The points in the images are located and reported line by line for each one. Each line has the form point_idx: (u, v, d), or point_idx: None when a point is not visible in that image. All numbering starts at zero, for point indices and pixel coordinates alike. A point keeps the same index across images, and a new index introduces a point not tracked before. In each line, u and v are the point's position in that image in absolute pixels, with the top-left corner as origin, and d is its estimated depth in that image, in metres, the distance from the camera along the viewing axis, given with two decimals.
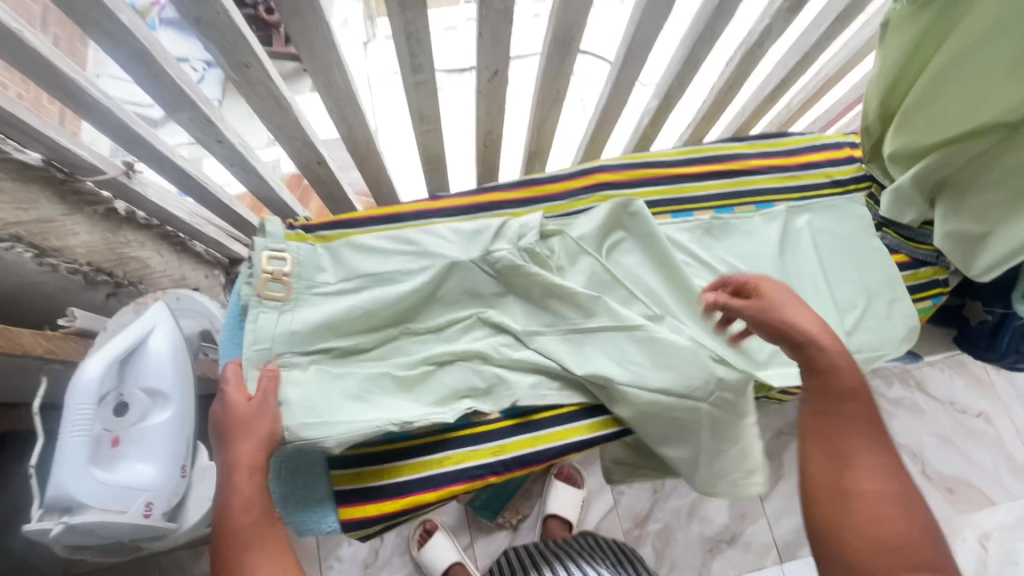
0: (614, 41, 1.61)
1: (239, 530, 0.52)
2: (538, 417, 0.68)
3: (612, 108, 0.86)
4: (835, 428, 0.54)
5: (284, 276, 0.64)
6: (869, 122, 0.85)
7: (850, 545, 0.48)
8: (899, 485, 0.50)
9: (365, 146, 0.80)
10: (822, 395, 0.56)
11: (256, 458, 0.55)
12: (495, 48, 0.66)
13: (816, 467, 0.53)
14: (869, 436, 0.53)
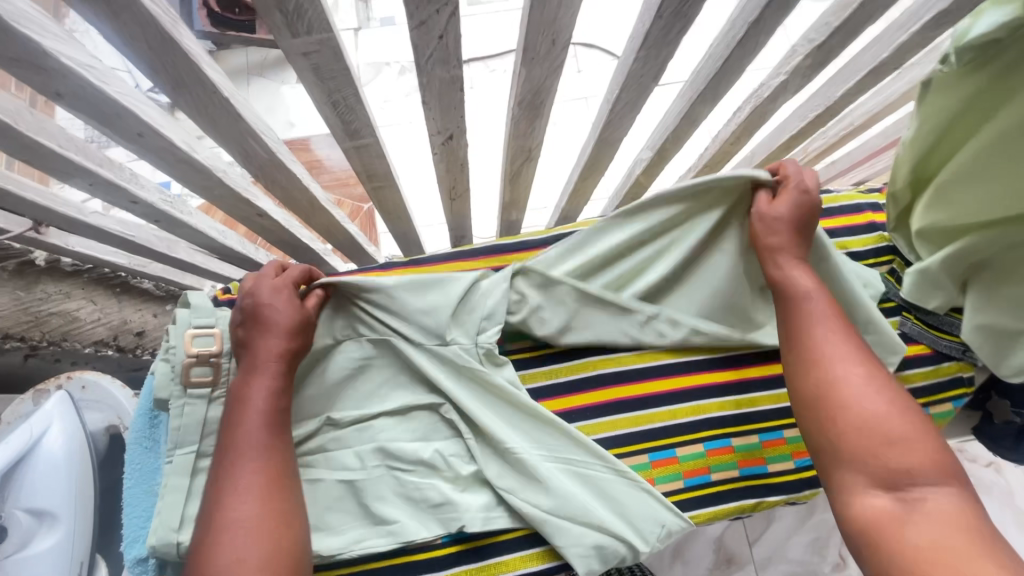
0: (619, 38, 1.46)
1: (239, 437, 0.49)
2: (484, 543, 0.59)
3: (597, 163, 0.74)
4: (802, 326, 0.52)
5: (211, 358, 0.56)
6: (897, 187, 0.73)
7: (843, 447, 0.45)
8: (866, 361, 0.48)
9: (309, 203, 0.70)
10: (792, 300, 0.53)
11: (281, 347, 0.53)
12: (446, 115, 0.54)
13: (794, 372, 0.51)
14: (832, 324, 0.51)
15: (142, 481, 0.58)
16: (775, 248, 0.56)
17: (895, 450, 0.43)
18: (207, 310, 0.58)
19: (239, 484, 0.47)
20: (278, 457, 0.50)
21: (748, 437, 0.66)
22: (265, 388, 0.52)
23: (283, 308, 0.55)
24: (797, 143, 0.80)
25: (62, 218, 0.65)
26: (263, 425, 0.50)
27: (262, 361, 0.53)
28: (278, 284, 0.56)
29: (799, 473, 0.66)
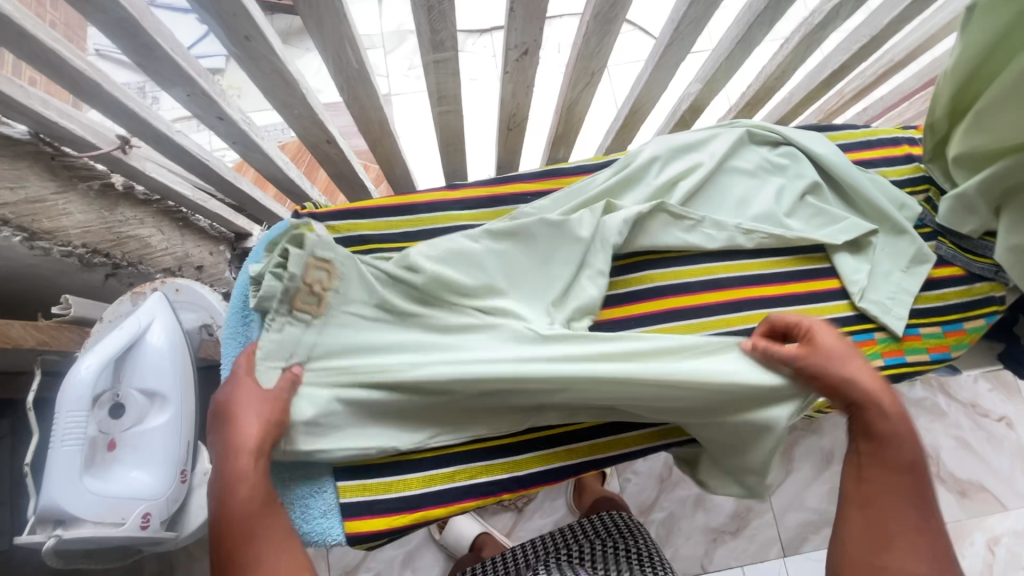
0: (647, 4, 1.49)
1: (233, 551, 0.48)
2: (552, 433, 0.64)
3: (651, 92, 0.78)
4: (891, 514, 0.51)
5: (321, 289, 0.58)
6: (936, 117, 0.76)
7: (884, 527, 0.51)
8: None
9: (379, 127, 0.74)
10: (887, 466, 0.53)
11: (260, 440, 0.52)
12: (528, 26, 0.58)
13: (856, 535, 0.52)
14: (920, 519, 0.50)
15: None
16: (865, 402, 0.55)
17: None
18: (327, 243, 0.57)
19: (261, 562, 0.47)
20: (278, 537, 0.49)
21: None
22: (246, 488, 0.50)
23: (249, 398, 0.54)
24: (836, 80, 0.84)
25: (151, 134, 0.69)
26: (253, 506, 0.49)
27: (239, 458, 0.51)
28: (250, 393, 0.54)
29: None
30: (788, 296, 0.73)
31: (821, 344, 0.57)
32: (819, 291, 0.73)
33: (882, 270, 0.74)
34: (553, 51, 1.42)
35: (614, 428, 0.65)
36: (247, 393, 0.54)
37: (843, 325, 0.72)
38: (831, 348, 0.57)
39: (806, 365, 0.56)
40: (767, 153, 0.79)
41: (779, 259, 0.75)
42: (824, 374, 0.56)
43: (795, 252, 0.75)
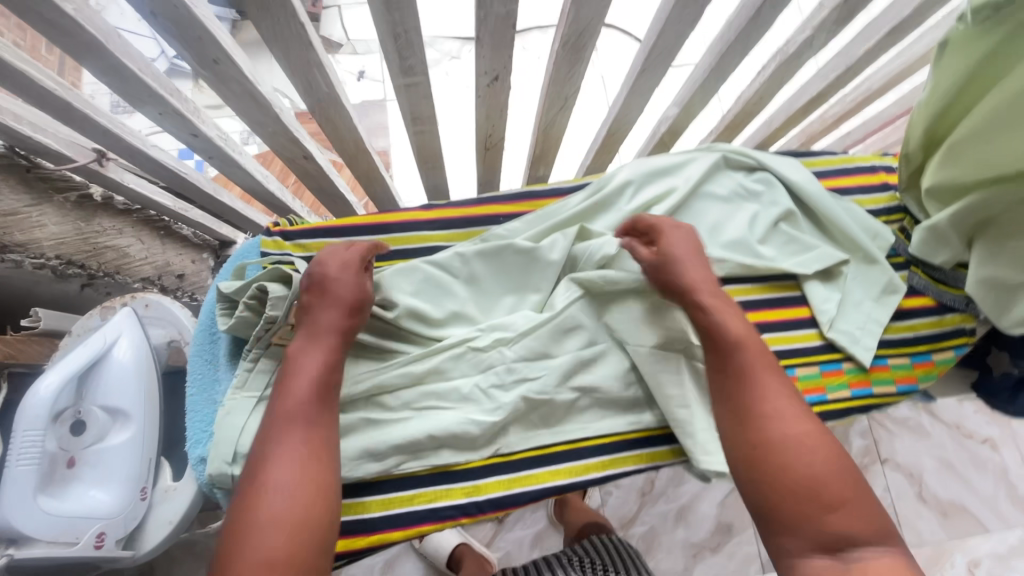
0: (639, 17, 1.49)
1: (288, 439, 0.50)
2: (515, 458, 0.64)
3: (628, 116, 0.78)
4: (741, 387, 0.54)
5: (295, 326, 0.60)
6: (912, 147, 0.77)
7: (747, 419, 0.52)
8: (814, 423, 0.52)
9: (354, 145, 0.74)
10: (725, 350, 0.56)
11: (335, 322, 0.56)
12: (496, 54, 0.58)
13: (731, 423, 0.54)
14: (777, 381, 0.54)
15: (205, 390, 0.62)
16: (694, 291, 0.59)
17: (835, 515, 0.46)
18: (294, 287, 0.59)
19: (294, 471, 0.48)
20: (323, 437, 0.51)
21: None
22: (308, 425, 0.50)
23: (343, 272, 0.58)
24: (815, 107, 0.84)
25: (125, 149, 0.69)
26: (309, 443, 0.50)
27: (302, 386, 0.53)
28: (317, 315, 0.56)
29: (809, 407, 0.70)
30: (757, 324, 0.73)
31: (666, 248, 0.62)
32: (789, 320, 0.74)
33: (851, 300, 0.74)
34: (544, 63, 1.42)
35: (580, 454, 0.65)
36: (337, 274, 0.58)
37: (810, 355, 0.72)
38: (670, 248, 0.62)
39: (656, 265, 0.62)
40: (742, 179, 0.79)
41: (746, 287, 0.75)
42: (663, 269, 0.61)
43: (765, 280, 0.75)
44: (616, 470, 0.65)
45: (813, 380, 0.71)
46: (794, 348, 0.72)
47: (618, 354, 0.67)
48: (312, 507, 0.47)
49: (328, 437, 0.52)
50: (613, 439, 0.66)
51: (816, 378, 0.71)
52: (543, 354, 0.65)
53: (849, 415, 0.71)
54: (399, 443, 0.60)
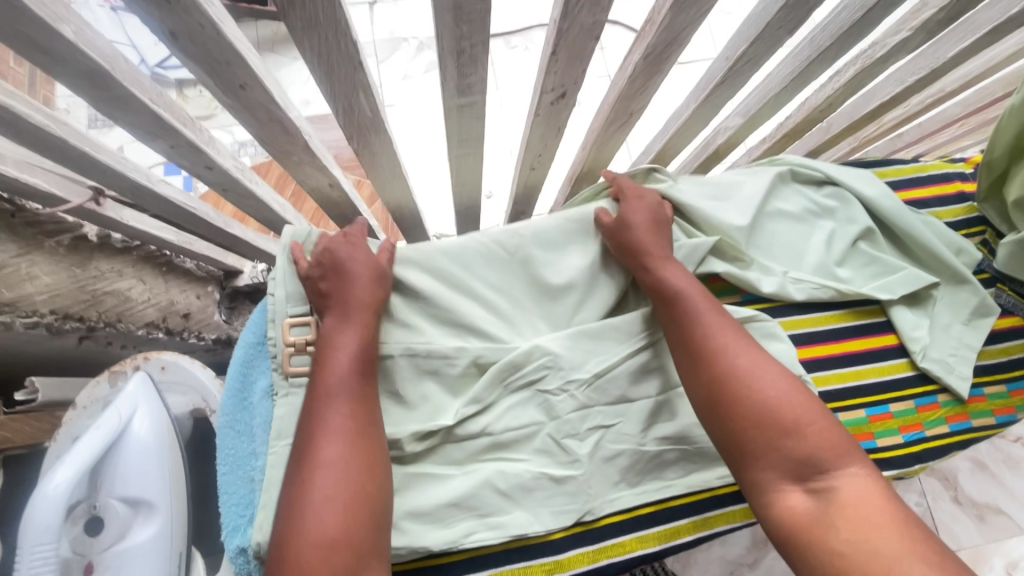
0: None
1: (319, 419, 0.46)
2: (598, 525, 0.56)
3: (689, 129, 0.71)
4: (690, 327, 0.53)
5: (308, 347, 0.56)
6: (995, 155, 0.71)
7: (713, 373, 0.49)
8: (757, 351, 0.50)
9: (389, 170, 0.66)
10: (668, 300, 0.55)
11: (367, 324, 0.53)
12: (568, 69, 0.51)
13: (687, 369, 0.52)
14: (713, 314, 0.53)
15: (238, 468, 0.53)
16: (642, 250, 0.59)
17: (791, 438, 0.44)
18: (299, 297, 0.58)
19: (320, 443, 0.44)
20: (366, 404, 0.48)
21: (854, 412, 0.63)
22: (357, 332, 0.51)
23: (363, 266, 0.56)
24: (881, 112, 0.78)
25: (129, 187, 0.60)
26: (350, 370, 0.49)
27: (342, 286, 0.54)
28: (353, 243, 0.58)
29: (908, 448, 0.63)
30: (846, 356, 0.66)
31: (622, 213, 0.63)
32: (876, 349, 0.67)
33: (941, 323, 0.68)
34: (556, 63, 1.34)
35: (670, 516, 0.58)
36: (370, 276, 0.56)
37: (905, 388, 0.65)
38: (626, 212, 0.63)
39: (613, 229, 0.62)
40: (810, 191, 0.73)
41: (830, 314, 0.68)
42: (619, 231, 0.61)
43: (849, 304, 0.68)
44: (707, 531, 0.58)
45: (910, 416, 0.64)
46: (887, 380, 0.65)
47: None
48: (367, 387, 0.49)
49: (373, 417, 0.48)
50: (700, 497, 0.59)
51: (913, 414, 0.65)
52: (621, 400, 0.57)
53: (949, 453, 0.65)
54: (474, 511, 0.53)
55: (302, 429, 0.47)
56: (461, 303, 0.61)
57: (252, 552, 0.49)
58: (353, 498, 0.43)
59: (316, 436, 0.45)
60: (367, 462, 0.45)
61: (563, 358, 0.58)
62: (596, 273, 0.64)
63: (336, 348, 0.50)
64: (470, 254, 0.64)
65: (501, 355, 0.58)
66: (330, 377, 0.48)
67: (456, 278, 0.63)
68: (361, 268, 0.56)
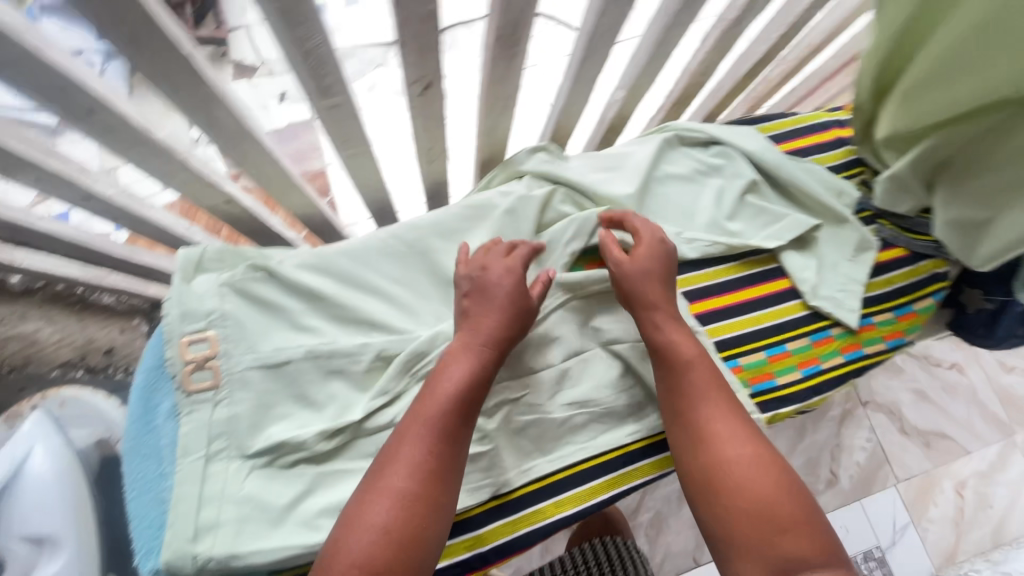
0: None
1: (384, 471, 0.48)
2: (515, 496, 0.58)
3: (574, 107, 0.74)
4: (695, 404, 0.54)
5: (208, 362, 0.57)
6: (863, 98, 0.76)
7: (711, 460, 0.51)
8: (757, 440, 0.51)
9: (280, 179, 0.66)
10: (677, 371, 0.56)
11: (470, 359, 0.53)
12: (422, 59, 0.52)
13: (687, 449, 0.54)
14: (718, 394, 0.54)
15: (148, 490, 0.53)
16: (650, 307, 0.59)
17: (785, 537, 0.46)
18: (196, 314, 0.58)
19: (365, 509, 0.46)
20: (440, 464, 0.48)
21: (754, 355, 0.67)
22: (467, 366, 0.52)
23: (504, 290, 0.57)
24: (758, 70, 0.82)
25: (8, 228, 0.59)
26: (435, 417, 0.50)
27: (485, 306, 0.56)
28: (510, 266, 0.59)
29: (807, 382, 0.67)
30: (742, 304, 0.69)
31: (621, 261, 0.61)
32: (769, 294, 0.70)
33: (829, 262, 0.72)
34: None
35: (585, 478, 0.60)
36: (496, 294, 0.56)
37: (800, 326, 0.69)
38: (641, 258, 0.61)
39: (617, 279, 0.61)
40: (697, 153, 0.76)
41: (724, 267, 0.71)
42: (618, 278, 0.61)
43: (743, 254, 0.72)
44: (622, 487, 0.60)
45: (806, 352, 0.68)
46: (783, 321, 0.69)
47: (608, 358, 0.63)
48: (463, 422, 0.50)
49: (449, 464, 0.49)
50: (613, 455, 0.61)
51: (809, 350, 0.68)
52: (524, 373, 0.60)
53: (845, 381, 0.69)
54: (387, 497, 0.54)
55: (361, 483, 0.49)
56: (361, 301, 0.62)
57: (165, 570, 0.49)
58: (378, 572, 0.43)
59: (404, 439, 0.49)
60: (434, 486, 0.47)
61: None
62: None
63: (448, 369, 0.52)
64: (368, 250, 0.65)
65: (405, 345, 0.60)
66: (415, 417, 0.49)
67: (352, 274, 0.64)
68: (498, 295, 0.56)
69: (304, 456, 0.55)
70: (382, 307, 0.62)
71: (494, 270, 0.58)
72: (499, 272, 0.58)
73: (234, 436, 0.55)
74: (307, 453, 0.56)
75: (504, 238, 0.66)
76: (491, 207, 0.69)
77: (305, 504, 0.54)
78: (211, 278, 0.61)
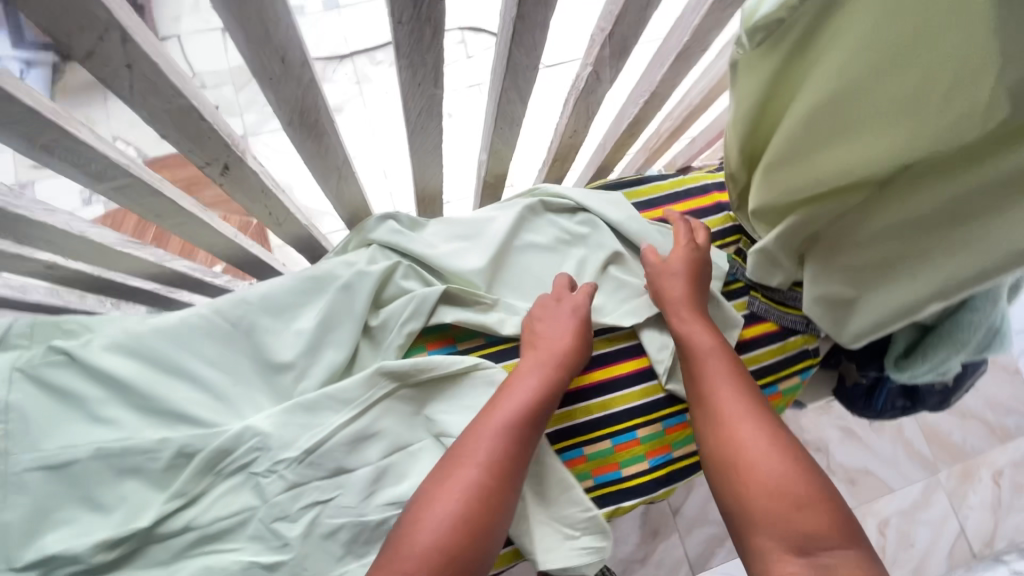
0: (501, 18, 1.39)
1: (466, 453, 0.51)
2: None
3: (429, 168, 0.69)
4: (707, 394, 0.57)
5: None
6: (735, 168, 0.73)
7: (726, 438, 0.53)
8: (775, 426, 0.52)
9: (93, 251, 0.61)
10: (698, 359, 0.60)
11: (550, 373, 0.58)
12: (200, 146, 0.47)
13: (704, 436, 0.56)
14: (733, 382, 0.57)
15: None
16: (677, 305, 0.64)
17: (801, 513, 0.45)
18: None
19: (432, 500, 0.49)
20: (512, 457, 0.52)
21: (599, 445, 0.64)
22: (534, 383, 0.57)
23: (566, 316, 0.63)
24: (639, 130, 0.78)
25: None
26: (517, 422, 0.53)
27: (552, 332, 0.62)
28: (574, 301, 0.65)
29: (654, 472, 0.65)
30: (596, 386, 0.66)
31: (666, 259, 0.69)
32: (627, 375, 0.67)
33: None
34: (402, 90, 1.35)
35: None
36: (564, 324, 0.63)
37: (652, 411, 0.66)
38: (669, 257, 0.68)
39: (653, 276, 0.67)
40: (564, 220, 0.73)
41: None
42: (655, 276, 0.67)
43: (600, 332, 0.69)
44: None
45: (656, 440, 0.65)
46: (634, 406, 0.66)
47: (437, 451, 0.60)
48: (535, 428, 0.55)
49: (517, 465, 0.52)
50: None
51: (660, 437, 0.66)
52: (339, 471, 0.56)
53: (697, 468, 0.67)
54: None
55: (437, 467, 0.52)
56: (168, 388, 0.57)
57: None
58: (433, 554, 0.45)
59: (472, 435, 0.53)
60: (504, 479, 0.50)
61: (273, 437, 0.55)
62: (318, 339, 0.61)
63: (517, 386, 0.56)
64: (184, 330, 0.60)
65: (209, 441, 0.55)
66: (496, 416, 0.53)
67: (165, 356, 0.59)
68: (568, 322, 0.63)
69: (83, 566, 0.51)
70: (191, 396, 0.58)
71: (565, 305, 0.64)
72: (562, 304, 0.65)
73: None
74: (87, 563, 0.51)
75: (333, 319, 0.62)
76: (328, 281, 0.64)
77: None
78: (6, 359, 0.56)
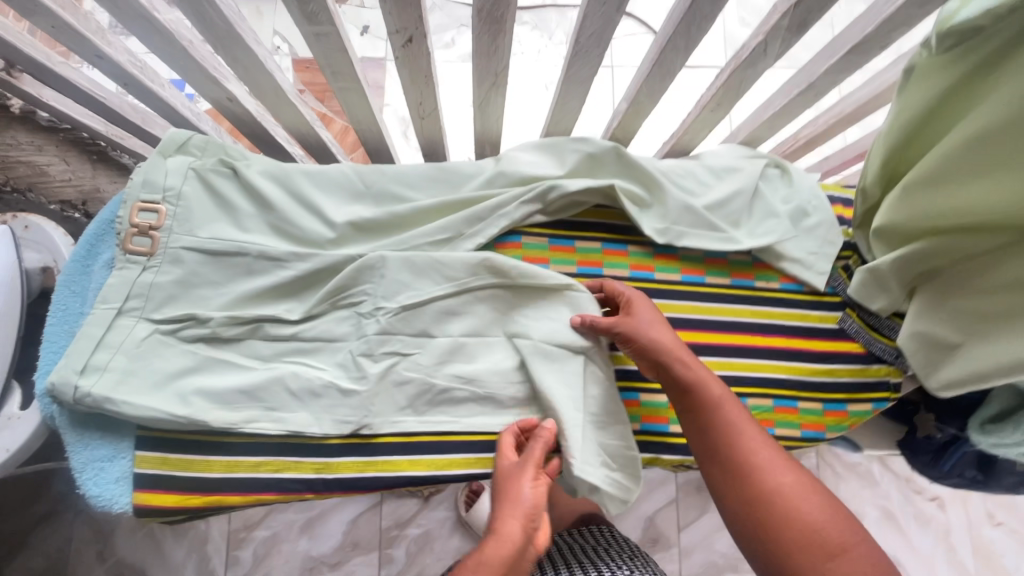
0: (660, 13, 1.43)
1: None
2: (378, 441, 0.61)
3: (568, 103, 0.73)
4: (728, 439, 0.55)
5: (152, 231, 0.62)
6: (868, 184, 0.70)
7: (756, 492, 0.52)
8: (794, 466, 0.53)
9: (274, 93, 0.70)
10: (706, 411, 0.57)
11: (513, 527, 0.51)
12: (403, 10, 0.53)
13: (727, 488, 0.54)
14: (753, 432, 0.55)
15: (65, 322, 0.60)
16: (669, 353, 0.59)
17: (837, 561, 0.48)
18: (155, 187, 0.63)
19: None
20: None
21: (656, 396, 0.67)
22: (508, 533, 0.50)
23: (513, 489, 0.54)
24: (779, 124, 0.78)
25: (29, 63, 0.67)
26: (493, 559, 0.49)
27: (520, 484, 0.54)
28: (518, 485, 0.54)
29: None
30: None
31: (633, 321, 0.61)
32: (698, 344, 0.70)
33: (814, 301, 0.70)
34: (549, 55, 1.43)
35: (447, 448, 0.62)
36: (511, 486, 0.54)
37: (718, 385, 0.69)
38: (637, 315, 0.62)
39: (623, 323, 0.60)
40: (704, 174, 0.76)
41: (676, 303, 0.72)
42: (637, 340, 0.59)
43: (686, 297, 0.72)
44: (474, 470, 0.62)
45: None
46: None
47: (508, 349, 0.64)
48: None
49: None
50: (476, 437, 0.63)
51: None
52: (421, 334, 0.63)
53: None
54: (254, 393, 0.59)
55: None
56: (303, 219, 0.65)
57: (50, 391, 0.55)
58: None
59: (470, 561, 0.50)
60: None
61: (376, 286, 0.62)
62: (434, 213, 0.68)
63: (499, 523, 0.51)
64: (328, 178, 0.67)
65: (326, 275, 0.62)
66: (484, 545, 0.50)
67: (303, 193, 0.66)
68: (508, 525, 0.51)
69: (205, 334, 0.60)
70: (319, 228, 0.65)
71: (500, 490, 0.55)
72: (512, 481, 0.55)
73: (148, 300, 0.60)
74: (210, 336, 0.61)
75: (454, 200, 0.68)
76: (463, 177, 0.70)
77: (188, 379, 0.59)
78: (183, 158, 0.65)
